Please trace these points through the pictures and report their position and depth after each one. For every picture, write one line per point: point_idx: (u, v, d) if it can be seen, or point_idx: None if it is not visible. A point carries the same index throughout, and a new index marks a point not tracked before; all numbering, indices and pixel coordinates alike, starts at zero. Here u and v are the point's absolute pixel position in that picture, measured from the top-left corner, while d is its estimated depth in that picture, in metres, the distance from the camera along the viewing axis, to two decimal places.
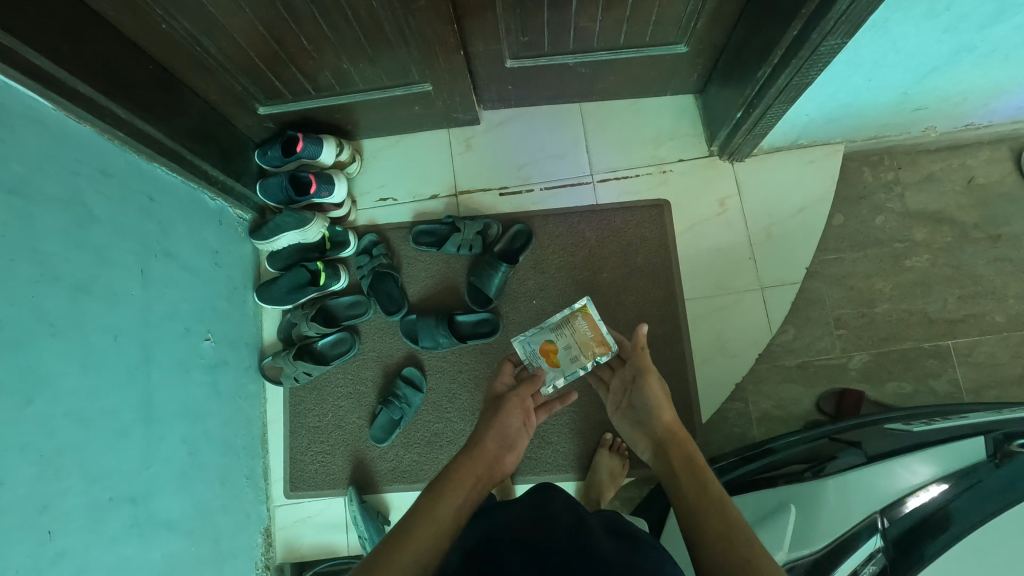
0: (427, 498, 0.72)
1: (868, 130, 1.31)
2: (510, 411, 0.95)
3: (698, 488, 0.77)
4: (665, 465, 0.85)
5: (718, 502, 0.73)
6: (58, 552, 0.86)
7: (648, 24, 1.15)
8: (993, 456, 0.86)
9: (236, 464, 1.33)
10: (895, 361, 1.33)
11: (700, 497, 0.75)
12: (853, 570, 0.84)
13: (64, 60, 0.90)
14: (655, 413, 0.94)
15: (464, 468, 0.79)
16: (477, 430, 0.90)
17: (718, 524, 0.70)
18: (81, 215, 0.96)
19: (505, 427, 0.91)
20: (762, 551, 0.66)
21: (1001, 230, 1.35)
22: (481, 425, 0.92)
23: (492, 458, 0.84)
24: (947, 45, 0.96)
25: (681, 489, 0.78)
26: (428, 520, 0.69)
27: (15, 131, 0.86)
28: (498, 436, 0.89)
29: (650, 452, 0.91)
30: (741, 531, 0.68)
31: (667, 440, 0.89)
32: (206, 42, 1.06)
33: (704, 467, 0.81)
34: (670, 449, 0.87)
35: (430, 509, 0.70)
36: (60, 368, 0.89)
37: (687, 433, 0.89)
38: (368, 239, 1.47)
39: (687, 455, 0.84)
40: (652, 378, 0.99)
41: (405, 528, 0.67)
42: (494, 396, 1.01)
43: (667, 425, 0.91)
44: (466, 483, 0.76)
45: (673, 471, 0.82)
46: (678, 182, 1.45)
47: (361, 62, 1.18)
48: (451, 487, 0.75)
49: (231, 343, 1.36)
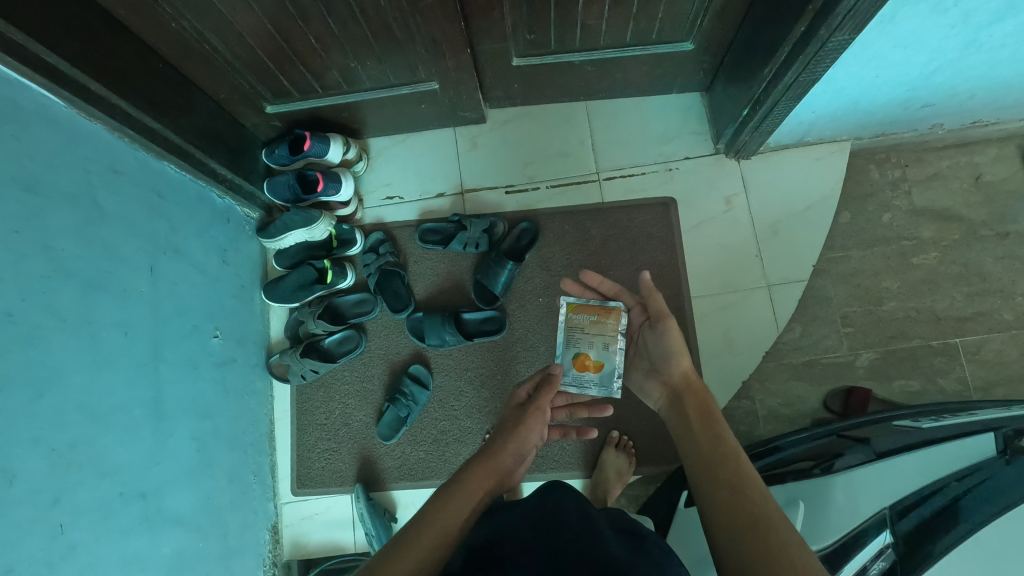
0: (435, 506, 0.72)
1: (874, 128, 1.31)
2: (532, 428, 0.93)
3: (710, 437, 0.78)
4: (679, 414, 0.87)
5: (733, 457, 0.74)
6: (68, 546, 0.87)
7: (655, 21, 1.15)
8: (1003, 452, 0.86)
9: (244, 463, 1.34)
10: (903, 359, 1.33)
11: (712, 445, 0.76)
12: (862, 566, 0.84)
13: (77, 58, 0.91)
14: (673, 360, 0.96)
15: (476, 477, 0.78)
16: (497, 438, 0.89)
17: (730, 474, 0.71)
18: (92, 211, 0.97)
19: (524, 442, 0.90)
20: (769, 499, 0.67)
21: (1009, 228, 1.34)
22: (501, 433, 0.90)
23: (505, 471, 0.83)
24: (954, 41, 0.96)
25: (693, 439, 0.80)
26: (434, 529, 0.68)
27: (27, 127, 0.86)
28: (516, 449, 0.88)
29: (664, 400, 0.94)
30: (750, 481, 0.70)
31: (682, 389, 0.91)
32: (215, 41, 1.07)
33: (716, 415, 0.83)
34: (683, 398, 0.89)
35: (437, 517, 0.70)
36: (71, 363, 0.90)
37: (701, 380, 0.91)
38: (375, 238, 1.47)
39: (702, 405, 0.85)
40: (672, 323, 0.99)
41: (410, 534, 0.67)
42: (519, 405, 1.00)
43: (683, 373, 0.93)
44: (475, 493, 0.76)
45: (686, 419, 0.84)
46: (684, 180, 1.45)
47: (368, 61, 1.19)
48: (461, 496, 0.74)
49: (239, 340, 1.36)
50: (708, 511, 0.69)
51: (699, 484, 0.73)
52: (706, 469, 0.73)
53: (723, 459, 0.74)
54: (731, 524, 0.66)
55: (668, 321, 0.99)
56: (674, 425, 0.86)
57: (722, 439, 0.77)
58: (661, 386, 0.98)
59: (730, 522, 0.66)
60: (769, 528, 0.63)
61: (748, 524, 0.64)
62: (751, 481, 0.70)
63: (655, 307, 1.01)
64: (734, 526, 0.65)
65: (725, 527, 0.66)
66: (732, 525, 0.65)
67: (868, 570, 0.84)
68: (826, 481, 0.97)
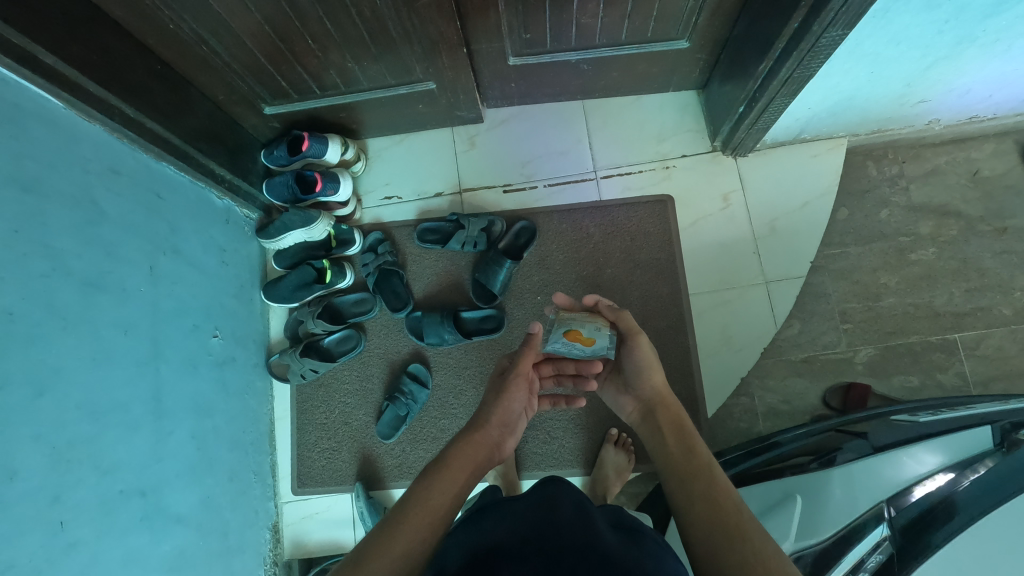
0: (422, 487, 0.72)
1: (870, 124, 1.31)
2: (517, 391, 0.94)
3: (685, 449, 0.79)
4: (653, 430, 0.86)
5: (709, 467, 0.75)
6: (69, 543, 0.87)
7: (650, 19, 1.16)
8: (1000, 444, 0.85)
9: (244, 461, 1.34)
10: (902, 355, 1.33)
11: (686, 459, 0.77)
12: (859, 560, 0.83)
13: (75, 59, 0.92)
14: (644, 374, 0.93)
15: (464, 452, 0.80)
16: (482, 409, 0.90)
17: (703, 486, 0.72)
18: (91, 212, 0.98)
19: (509, 410, 0.92)
20: (743, 508, 0.68)
21: (1007, 222, 1.34)
22: (485, 403, 0.92)
23: (493, 443, 0.85)
24: (947, 36, 0.97)
25: (668, 453, 0.80)
26: (422, 511, 0.69)
27: (28, 129, 0.87)
28: (500, 420, 0.90)
29: (638, 414, 0.93)
30: (723, 492, 0.71)
31: (654, 403, 0.91)
32: (213, 43, 1.08)
33: (691, 429, 0.83)
34: (657, 413, 0.88)
35: (426, 498, 0.71)
36: (72, 362, 0.91)
37: (673, 396, 0.91)
38: (373, 237, 1.48)
39: (676, 419, 0.85)
40: (642, 339, 0.94)
41: (398, 517, 0.68)
42: (501, 373, 1.00)
43: (656, 388, 0.92)
44: (463, 471, 0.77)
45: (660, 432, 0.84)
46: (680, 178, 1.45)
47: (365, 61, 1.20)
48: (449, 475, 0.75)
49: (239, 339, 1.37)
50: (686, 523, 0.69)
51: (675, 498, 0.73)
52: (683, 478, 0.74)
53: (699, 469, 0.75)
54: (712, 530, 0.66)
55: (638, 336, 0.95)
56: (650, 441, 0.85)
57: (695, 450, 0.78)
58: (633, 400, 0.96)
59: (709, 534, 0.66)
60: (744, 537, 0.64)
61: (724, 534, 0.65)
62: (725, 489, 0.71)
63: (627, 325, 0.97)
64: (715, 531, 0.66)
65: (701, 537, 0.66)
66: (714, 530, 0.66)
67: (864, 564, 0.83)
68: (826, 474, 0.98)
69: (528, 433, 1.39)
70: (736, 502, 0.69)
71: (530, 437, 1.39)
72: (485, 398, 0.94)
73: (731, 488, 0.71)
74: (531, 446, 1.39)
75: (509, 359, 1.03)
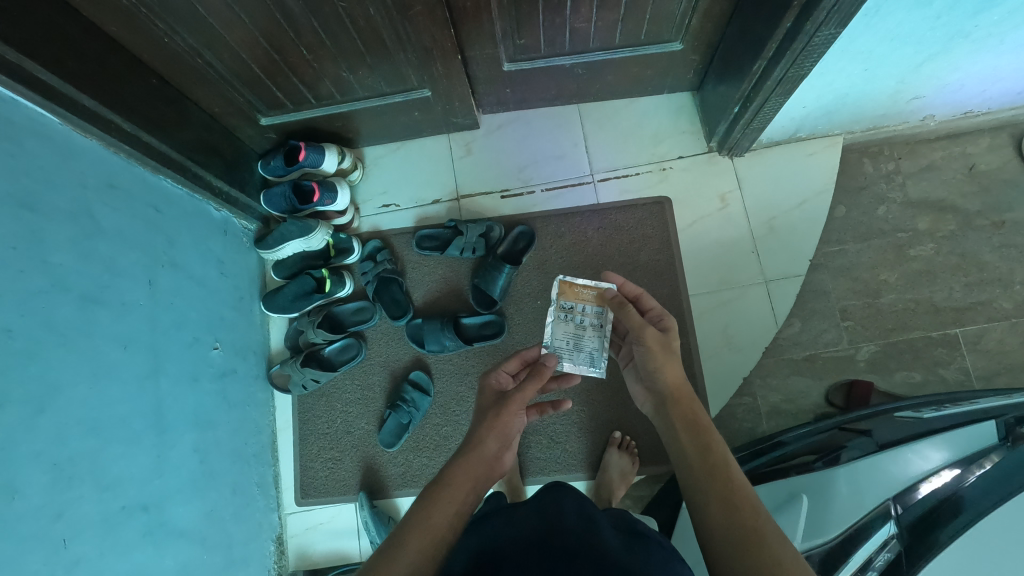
0: (419, 507, 0.70)
1: (865, 120, 1.31)
2: (514, 412, 0.89)
3: (698, 447, 0.76)
4: (666, 425, 0.83)
5: (724, 464, 0.73)
6: (71, 560, 0.86)
7: (644, 22, 1.17)
8: (1005, 439, 0.85)
9: (247, 474, 1.33)
10: (904, 351, 1.32)
11: (700, 459, 0.74)
12: (867, 558, 0.82)
13: (70, 76, 0.92)
14: (654, 373, 0.88)
15: (462, 471, 0.77)
16: (474, 429, 0.86)
17: (719, 487, 0.70)
18: (89, 227, 0.98)
19: (506, 427, 0.87)
20: (761, 511, 0.67)
21: (1005, 216, 1.34)
22: (477, 425, 0.87)
23: (491, 458, 0.81)
24: (940, 33, 0.97)
25: (682, 453, 0.76)
26: (422, 528, 0.68)
27: (24, 146, 0.88)
28: (498, 436, 0.85)
29: (651, 406, 0.89)
30: (739, 493, 0.69)
31: (666, 397, 0.85)
32: (209, 56, 1.08)
33: (704, 424, 0.79)
34: (669, 408, 0.84)
35: (425, 516, 0.69)
36: (73, 379, 0.91)
37: (688, 389, 0.85)
38: (371, 246, 1.49)
39: (689, 414, 0.81)
40: (649, 333, 0.91)
41: (400, 537, 0.67)
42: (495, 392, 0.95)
43: (667, 382, 0.86)
44: (462, 488, 0.75)
45: (673, 429, 0.80)
46: (677, 179, 1.45)
47: (360, 71, 1.20)
48: (448, 490, 0.73)
49: (239, 351, 1.36)
50: (701, 525, 0.68)
51: (690, 499, 0.72)
52: (694, 477, 0.73)
53: (711, 465, 0.73)
54: (726, 536, 0.65)
55: (645, 331, 0.91)
56: (664, 437, 0.82)
57: (706, 446, 0.75)
58: (645, 390, 0.91)
59: (725, 539, 0.65)
60: (763, 544, 0.63)
61: (741, 542, 0.64)
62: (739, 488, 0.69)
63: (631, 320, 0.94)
64: (732, 536, 0.64)
65: (718, 541, 0.65)
66: (731, 535, 0.65)
67: (873, 562, 0.81)
68: (830, 473, 0.98)
69: (530, 438, 1.39)
70: (753, 504, 0.68)
71: (532, 442, 1.39)
72: (477, 418, 0.89)
73: (748, 489, 0.70)
74: (535, 452, 1.38)
75: (498, 377, 0.98)
